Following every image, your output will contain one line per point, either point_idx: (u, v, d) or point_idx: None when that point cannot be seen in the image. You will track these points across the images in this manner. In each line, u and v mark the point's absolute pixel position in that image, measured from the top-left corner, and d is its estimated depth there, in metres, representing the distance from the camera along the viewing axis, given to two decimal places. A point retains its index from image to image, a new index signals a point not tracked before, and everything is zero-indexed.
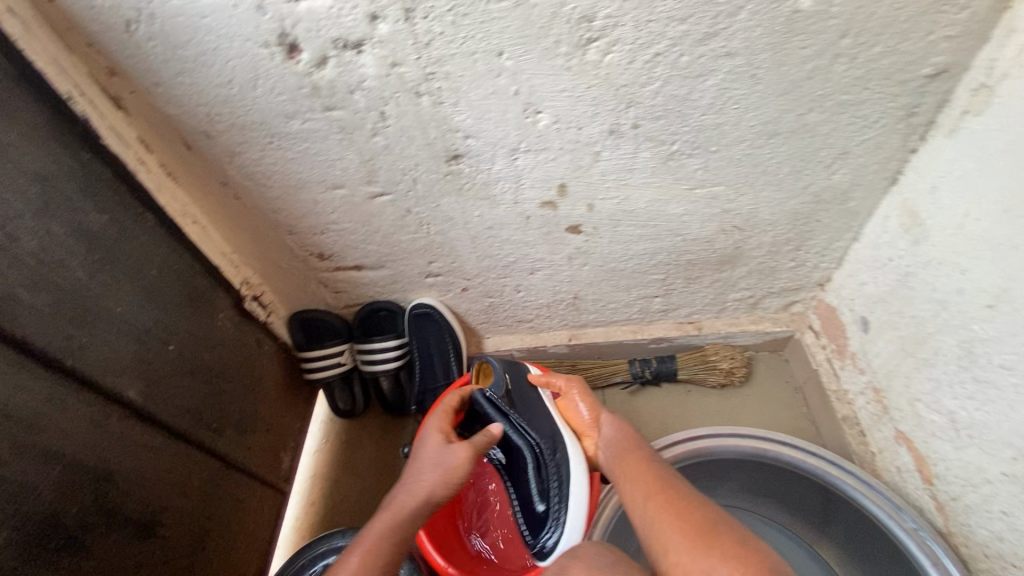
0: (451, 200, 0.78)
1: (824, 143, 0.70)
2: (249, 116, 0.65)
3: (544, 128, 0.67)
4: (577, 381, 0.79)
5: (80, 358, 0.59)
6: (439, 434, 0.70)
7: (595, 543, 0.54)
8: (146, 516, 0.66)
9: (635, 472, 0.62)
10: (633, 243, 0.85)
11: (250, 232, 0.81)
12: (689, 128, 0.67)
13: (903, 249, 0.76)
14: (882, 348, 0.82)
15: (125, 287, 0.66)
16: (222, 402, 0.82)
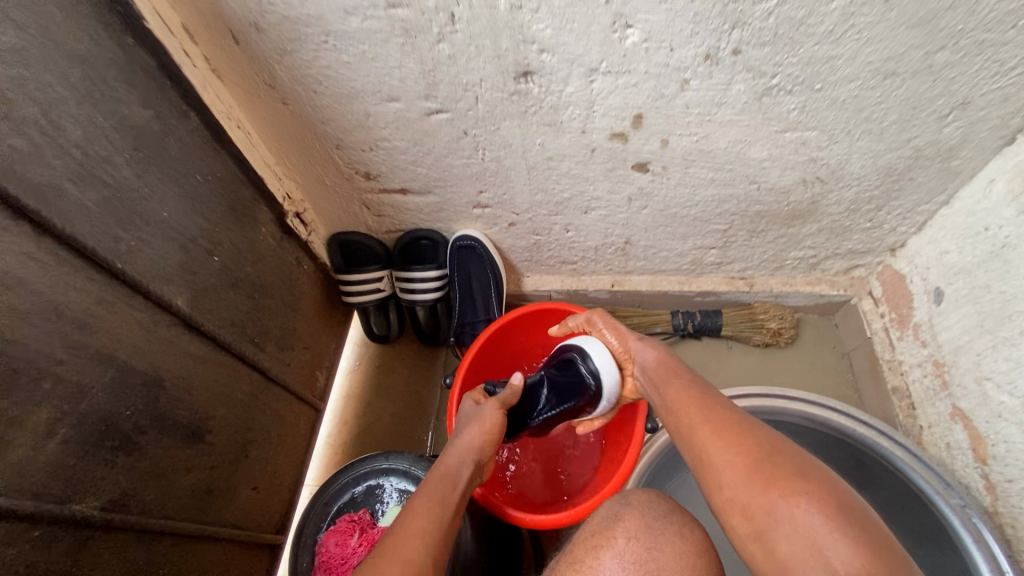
0: (513, 123, 0.71)
1: (946, 89, 0.62)
2: (303, 9, 0.58)
3: (630, 47, 0.60)
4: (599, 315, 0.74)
5: (129, 262, 0.56)
6: (477, 425, 0.64)
7: (643, 488, 0.56)
8: (195, 423, 0.66)
9: (674, 390, 0.57)
10: (701, 187, 0.79)
11: (295, 143, 0.76)
12: (796, 60, 0.59)
13: (1005, 217, 0.69)
14: (954, 322, 0.77)
15: (171, 191, 0.62)
16: (262, 318, 0.80)
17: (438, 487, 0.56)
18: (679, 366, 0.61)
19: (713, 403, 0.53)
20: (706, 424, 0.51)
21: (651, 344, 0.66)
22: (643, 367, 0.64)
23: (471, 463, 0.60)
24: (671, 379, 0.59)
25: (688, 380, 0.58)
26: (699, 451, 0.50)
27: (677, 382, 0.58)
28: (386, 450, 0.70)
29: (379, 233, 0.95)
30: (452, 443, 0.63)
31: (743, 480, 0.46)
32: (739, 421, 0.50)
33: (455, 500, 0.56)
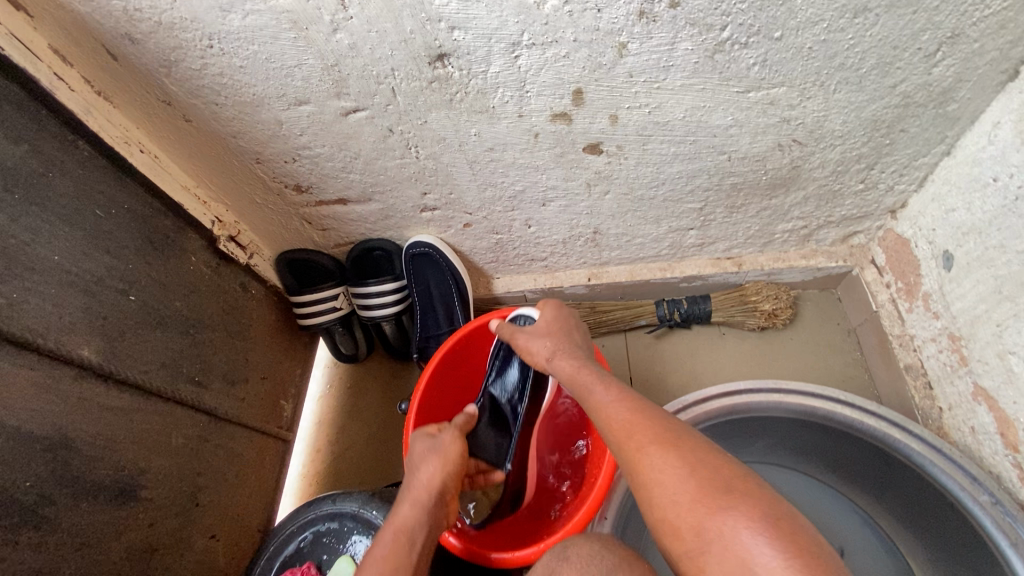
0: (442, 115, 0.64)
1: (930, 21, 0.52)
2: (173, 11, 0.51)
3: (551, 13, 0.51)
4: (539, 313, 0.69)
5: (11, 317, 0.50)
6: (435, 468, 0.60)
7: (586, 537, 0.47)
8: (123, 480, 0.61)
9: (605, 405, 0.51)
10: (665, 164, 0.70)
11: (212, 161, 0.70)
12: (746, 6, 0.50)
13: (1016, 164, 0.59)
14: (968, 290, 0.67)
15: (62, 232, 0.57)
16: (203, 354, 0.75)
17: (393, 553, 0.52)
18: (600, 372, 0.55)
19: (649, 415, 0.47)
20: (638, 441, 0.46)
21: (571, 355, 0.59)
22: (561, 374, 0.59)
23: (424, 513, 0.56)
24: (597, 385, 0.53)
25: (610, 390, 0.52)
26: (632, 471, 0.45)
27: (601, 391, 0.52)
28: (331, 493, 0.67)
29: (330, 248, 0.89)
30: (400, 497, 0.59)
31: (689, 513, 0.40)
32: (678, 433, 0.45)
33: (411, 558, 0.53)
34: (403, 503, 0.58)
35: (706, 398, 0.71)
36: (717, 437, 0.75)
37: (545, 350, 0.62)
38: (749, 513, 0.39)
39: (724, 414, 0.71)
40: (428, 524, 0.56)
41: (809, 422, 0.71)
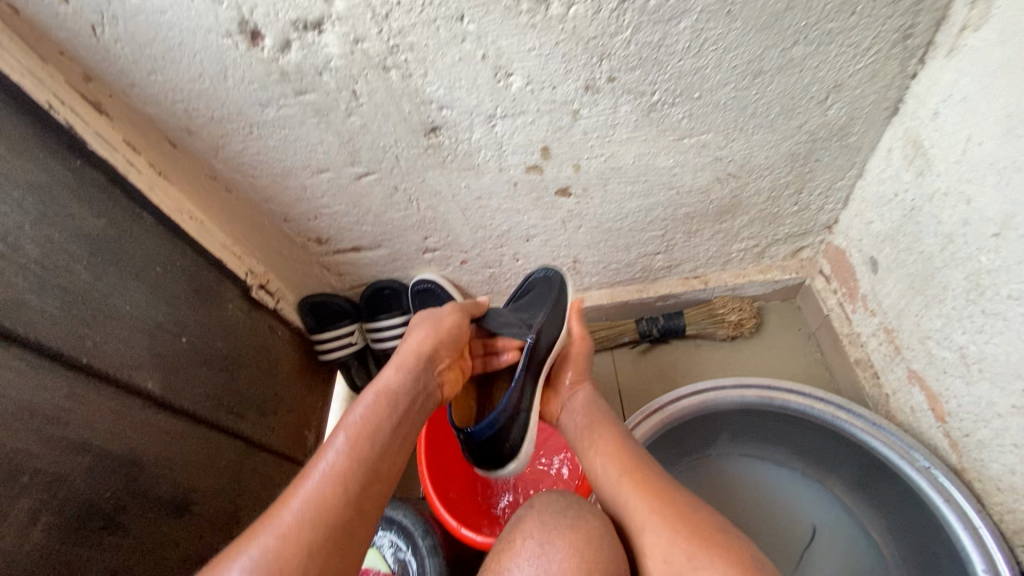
0: (436, 173, 0.77)
1: (815, 77, 0.66)
2: (224, 108, 0.66)
3: (517, 91, 0.66)
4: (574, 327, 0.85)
5: (96, 357, 0.62)
6: (422, 336, 0.71)
7: (547, 490, 0.59)
8: (178, 496, 0.71)
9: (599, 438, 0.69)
10: (625, 201, 0.84)
11: (247, 221, 0.84)
12: (667, 76, 0.65)
13: (908, 181, 0.72)
14: (891, 288, 0.79)
15: (132, 286, 0.69)
16: (240, 388, 0.86)
17: (377, 408, 0.61)
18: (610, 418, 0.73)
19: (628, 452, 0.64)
20: (630, 485, 0.59)
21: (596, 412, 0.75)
22: (580, 427, 0.74)
23: (409, 382, 0.66)
24: (598, 440, 0.69)
25: (612, 444, 0.67)
26: (621, 511, 0.58)
27: (601, 447, 0.67)
28: None
29: (345, 289, 1.02)
30: (392, 358, 0.68)
31: (664, 541, 0.52)
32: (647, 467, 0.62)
33: (394, 415, 0.62)
34: (388, 366, 0.67)
35: (678, 397, 0.81)
36: (692, 432, 0.85)
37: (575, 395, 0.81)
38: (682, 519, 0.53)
39: (695, 410, 0.81)
40: (410, 380, 0.66)
41: (770, 413, 0.81)
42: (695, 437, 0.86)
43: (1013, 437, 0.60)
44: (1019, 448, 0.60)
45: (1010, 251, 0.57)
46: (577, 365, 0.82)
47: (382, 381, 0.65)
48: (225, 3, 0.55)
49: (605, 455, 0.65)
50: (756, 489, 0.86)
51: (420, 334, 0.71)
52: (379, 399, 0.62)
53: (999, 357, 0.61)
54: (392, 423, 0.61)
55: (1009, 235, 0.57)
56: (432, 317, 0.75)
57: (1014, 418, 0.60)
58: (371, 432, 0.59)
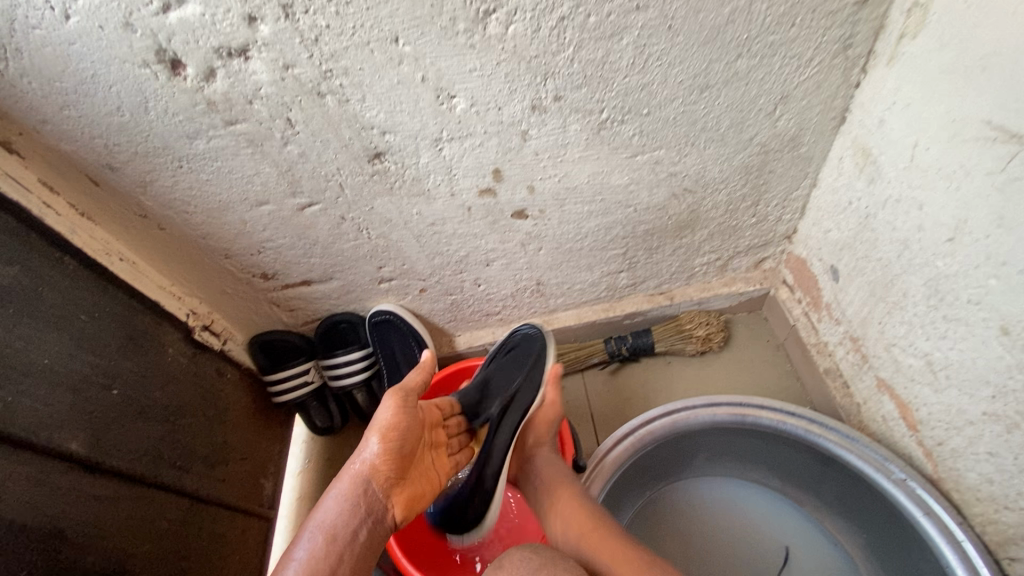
0: (385, 201, 0.74)
1: (761, 89, 0.66)
2: (148, 142, 0.61)
3: (462, 113, 0.64)
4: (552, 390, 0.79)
5: (5, 419, 0.56)
6: (371, 449, 0.61)
7: (516, 547, 0.55)
8: (110, 567, 0.64)
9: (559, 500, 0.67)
10: (583, 221, 0.82)
11: (185, 260, 0.79)
12: (615, 93, 0.63)
13: (861, 189, 0.72)
14: (853, 296, 0.78)
15: (52, 338, 0.63)
16: (183, 439, 0.79)
17: (316, 554, 0.55)
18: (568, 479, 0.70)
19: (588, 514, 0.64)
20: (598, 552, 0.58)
21: (553, 464, 0.74)
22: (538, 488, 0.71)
23: (353, 517, 0.58)
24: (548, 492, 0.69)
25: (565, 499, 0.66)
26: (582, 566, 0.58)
27: (554, 502, 0.67)
28: None
29: (298, 326, 0.97)
30: (335, 487, 0.61)
31: None
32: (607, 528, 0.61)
33: (337, 559, 0.56)
34: (333, 491, 0.60)
35: (650, 419, 0.78)
36: (666, 456, 0.82)
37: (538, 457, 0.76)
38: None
39: (667, 433, 0.78)
40: (355, 512, 0.59)
41: (744, 430, 0.79)
42: (666, 460, 0.82)
43: (988, 444, 0.59)
44: (994, 456, 0.58)
45: (966, 256, 0.57)
46: (540, 431, 0.78)
47: (324, 522, 0.58)
48: (138, 31, 0.51)
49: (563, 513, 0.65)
50: (727, 509, 0.83)
51: (367, 448, 0.61)
52: (319, 539, 0.57)
53: (966, 363, 0.60)
54: (334, 567, 0.56)
55: (963, 240, 0.57)
56: (375, 417, 0.63)
57: (986, 425, 0.59)
58: None
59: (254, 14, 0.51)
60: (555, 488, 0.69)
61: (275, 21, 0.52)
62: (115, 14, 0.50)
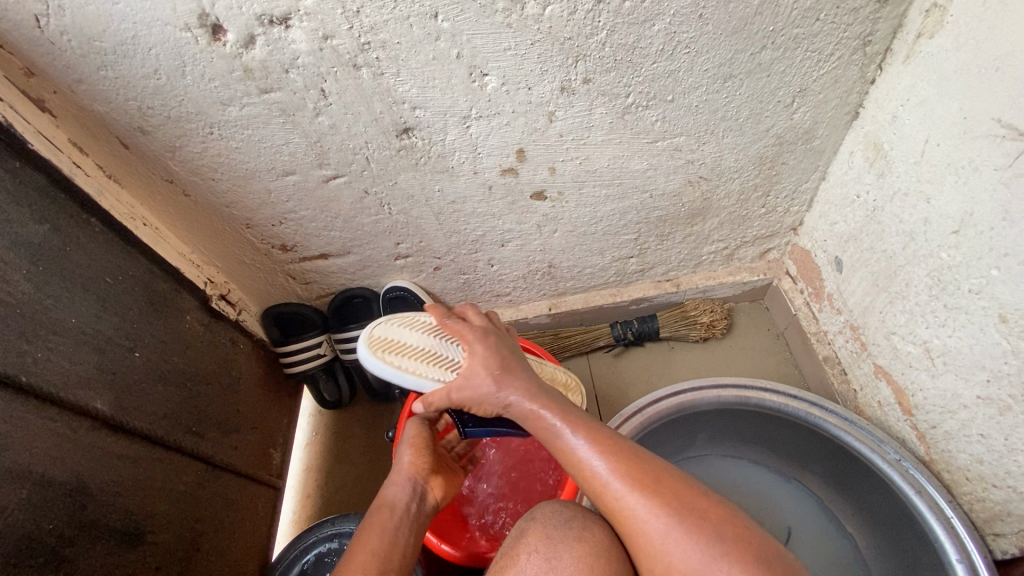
0: (409, 176, 0.75)
1: (782, 81, 0.68)
2: (182, 107, 0.62)
3: (492, 92, 0.65)
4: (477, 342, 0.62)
5: (37, 375, 0.57)
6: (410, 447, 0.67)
7: (550, 499, 0.57)
8: (132, 525, 0.65)
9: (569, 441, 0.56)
10: (600, 205, 0.84)
11: (206, 228, 0.79)
12: (642, 78, 0.65)
13: (870, 183, 0.74)
14: (856, 287, 0.81)
15: (79, 298, 0.64)
16: (199, 406, 0.80)
17: (378, 516, 0.59)
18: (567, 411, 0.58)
19: (611, 451, 0.54)
20: (640, 497, 0.50)
21: (592, 435, 0.56)
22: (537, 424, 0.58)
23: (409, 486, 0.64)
24: (609, 487, 0.52)
25: (643, 496, 0.50)
26: (619, 512, 0.51)
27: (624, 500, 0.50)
28: (331, 516, 0.72)
29: (312, 300, 0.97)
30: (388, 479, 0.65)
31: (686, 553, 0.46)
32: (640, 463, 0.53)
33: (400, 522, 0.59)
34: (388, 481, 0.65)
35: (657, 399, 0.81)
36: (671, 436, 0.85)
37: (524, 401, 0.59)
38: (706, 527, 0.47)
39: (674, 412, 0.81)
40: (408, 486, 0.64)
41: (746, 412, 0.82)
42: (671, 439, 0.85)
43: (980, 427, 0.63)
44: (986, 437, 0.62)
45: (970, 248, 0.60)
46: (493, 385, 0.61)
47: (384, 497, 0.62)
48: None
49: (660, 518, 0.48)
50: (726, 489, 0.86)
51: (408, 441, 0.68)
52: (379, 509, 0.60)
53: (964, 350, 0.63)
54: (398, 524, 0.59)
55: (968, 232, 0.60)
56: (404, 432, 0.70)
57: (980, 409, 0.62)
58: (380, 533, 0.57)
59: None
60: (622, 482, 0.51)
61: None
62: None
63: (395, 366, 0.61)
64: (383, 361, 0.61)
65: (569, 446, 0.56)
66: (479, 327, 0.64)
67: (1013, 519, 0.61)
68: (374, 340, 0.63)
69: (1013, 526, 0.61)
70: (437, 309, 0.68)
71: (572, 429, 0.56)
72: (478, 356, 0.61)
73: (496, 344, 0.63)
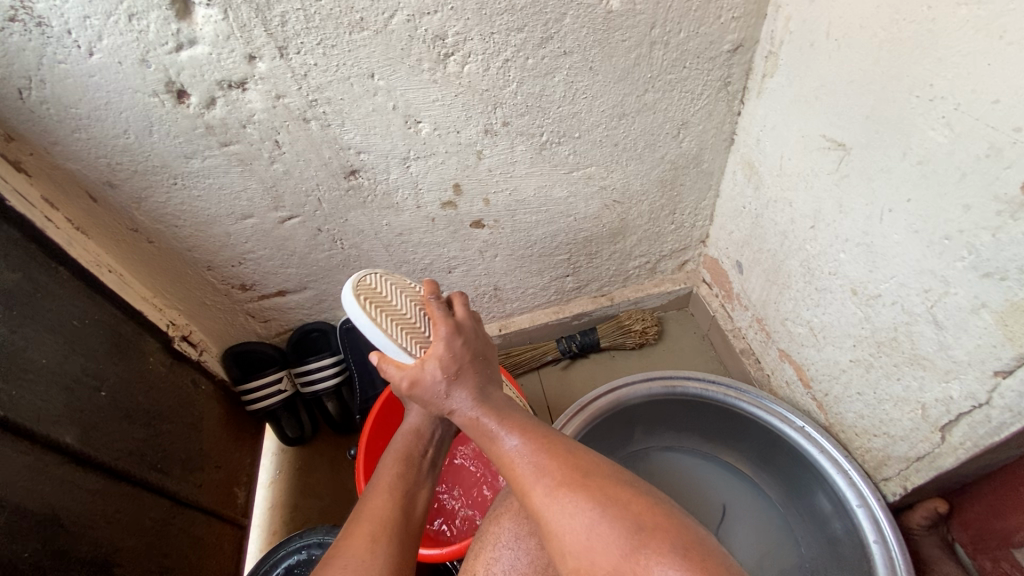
0: (358, 213, 0.85)
1: (666, 117, 0.82)
2: (149, 161, 0.70)
3: (426, 136, 0.76)
4: (446, 327, 0.62)
5: (12, 409, 0.61)
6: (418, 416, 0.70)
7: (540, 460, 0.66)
8: (101, 557, 0.67)
9: (502, 447, 0.57)
10: (532, 230, 0.95)
11: (168, 272, 0.85)
12: (552, 120, 0.78)
13: (751, 195, 0.89)
14: (755, 284, 0.95)
15: (49, 339, 0.68)
16: (164, 443, 0.83)
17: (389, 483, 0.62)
18: (506, 416, 0.59)
19: (547, 449, 0.54)
20: (562, 492, 0.50)
21: (525, 436, 0.56)
22: (478, 428, 0.59)
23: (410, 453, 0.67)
24: (534, 486, 0.51)
25: (568, 492, 0.49)
26: (544, 511, 0.50)
27: (548, 499, 0.50)
28: (299, 530, 0.79)
29: (271, 337, 1.03)
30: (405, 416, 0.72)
31: (609, 548, 0.46)
32: (575, 458, 0.53)
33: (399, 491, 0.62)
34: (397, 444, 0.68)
35: (595, 397, 0.89)
36: (613, 430, 0.92)
37: (472, 406, 0.60)
38: (628, 521, 0.46)
39: (612, 407, 0.89)
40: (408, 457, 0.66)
41: (676, 401, 0.92)
42: (616, 432, 0.93)
43: (856, 386, 0.75)
44: (862, 393, 0.74)
45: (823, 237, 0.73)
46: (443, 368, 0.60)
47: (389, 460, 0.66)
48: (152, 66, 0.61)
49: (583, 515, 0.47)
50: (667, 474, 0.95)
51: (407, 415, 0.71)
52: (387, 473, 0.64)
53: (833, 323, 0.76)
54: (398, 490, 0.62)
55: (820, 226, 0.74)
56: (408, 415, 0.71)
57: (853, 370, 0.74)
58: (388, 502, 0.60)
59: (254, 53, 0.62)
60: (549, 477, 0.51)
61: (271, 60, 0.63)
62: (134, 52, 0.60)
63: (377, 323, 0.64)
64: (369, 311, 0.64)
65: (505, 448, 0.56)
66: (455, 325, 0.63)
67: (892, 461, 0.72)
68: (363, 285, 0.67)
69: (894, 468, 0.72)
70: (432, 288, 0.66)
71: (508, 433, 0.57)
72: (438, 350, 0.61)
73: (462, 346, 0.62)
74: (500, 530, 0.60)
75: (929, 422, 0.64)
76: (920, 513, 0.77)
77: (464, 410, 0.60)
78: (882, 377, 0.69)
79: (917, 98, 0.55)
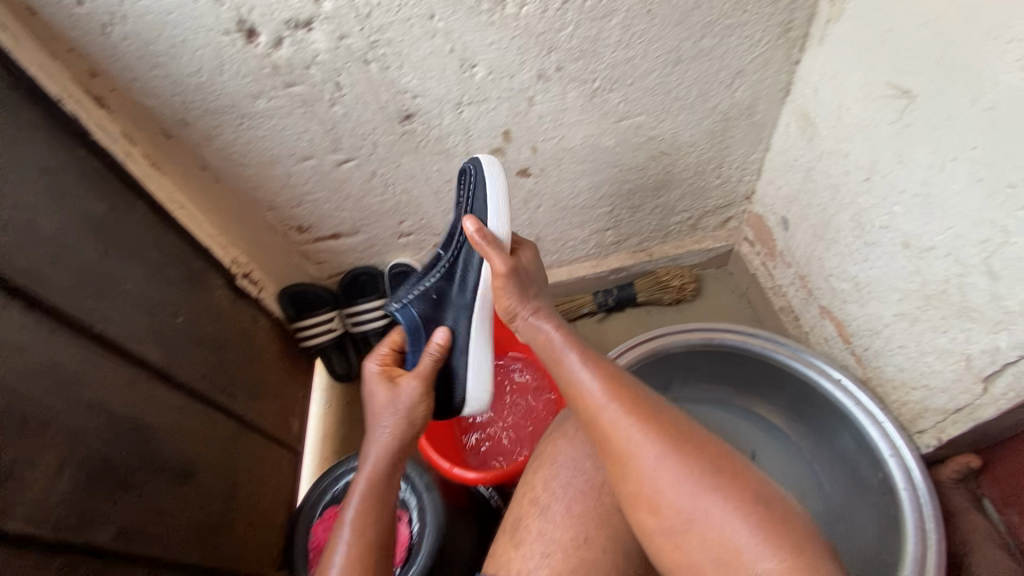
0: (410, 158, 0.87)
1: (722, 65, 0.81)
2: (219, 101, 0.73)
3: (480, 81, 0.77)
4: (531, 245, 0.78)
5: (106, 327, 0.67)
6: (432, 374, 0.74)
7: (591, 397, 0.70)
8: (182, 463, 0.75)
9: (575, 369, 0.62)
10: (577, 180, 0.96)
11: (232, 211, 0.90)
12: (605, 65, 0.78)
13: (803, 148, 0.88)
14: (800, 241, 0.94)
15: (131, 267, 0.74)
16: (231, 369, 0.90)
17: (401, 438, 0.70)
18: (579, 344, 0.65)
19: (618, 378, 0.60)
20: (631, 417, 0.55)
21: (599, 369, 0.61)
22: (555, 353, 0.66)
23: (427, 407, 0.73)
24: (608, 411, 0.56)
25: (644, 424, 0.54)
26: (612, 430, 0.55)
27: (622, 426, 0.55)
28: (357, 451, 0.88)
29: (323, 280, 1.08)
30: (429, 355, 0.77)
31: (668, 473, 0.51)
32: (643, 391, 0.58)
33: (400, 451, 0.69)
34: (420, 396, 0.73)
35: (631, 346, 0.92)
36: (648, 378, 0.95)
37: (547, 326, 0.69)
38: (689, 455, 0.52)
39: (648, 355, 0.92)
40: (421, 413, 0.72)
41: (713, 352, 0.94)
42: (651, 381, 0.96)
43: (899, 340, 0.75)
44: (903, 347, 0.75)
45: (878, 190, 0.73)
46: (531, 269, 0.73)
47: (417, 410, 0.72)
48: (226, 4, 0.63)
49: (650, 442, 0.53)
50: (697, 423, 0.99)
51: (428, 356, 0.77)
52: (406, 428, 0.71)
53: (881, 278, 0.76)
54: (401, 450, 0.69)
55: (876, 179, 0.73)
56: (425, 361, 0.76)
57: (897, 325, 0.75)
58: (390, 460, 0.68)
59: None
60: (620, 401, 0.56)
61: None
62: None
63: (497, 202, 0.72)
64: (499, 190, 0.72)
65: (578, 376, 0.61)
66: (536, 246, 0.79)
67: (929, 414, 0.74)
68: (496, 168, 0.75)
69: (931, 421, 0.74)
70: None
71: (582, 358, 0.63)
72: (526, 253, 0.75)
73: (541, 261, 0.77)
74: (554, 452, 0.65)
75: (972, 373, 0.65)
76: (952, 467, 0.78)
77: (542, 329, 0.69)
78: (927, 330, 0.70)
79: (997, 40, 0.53)
